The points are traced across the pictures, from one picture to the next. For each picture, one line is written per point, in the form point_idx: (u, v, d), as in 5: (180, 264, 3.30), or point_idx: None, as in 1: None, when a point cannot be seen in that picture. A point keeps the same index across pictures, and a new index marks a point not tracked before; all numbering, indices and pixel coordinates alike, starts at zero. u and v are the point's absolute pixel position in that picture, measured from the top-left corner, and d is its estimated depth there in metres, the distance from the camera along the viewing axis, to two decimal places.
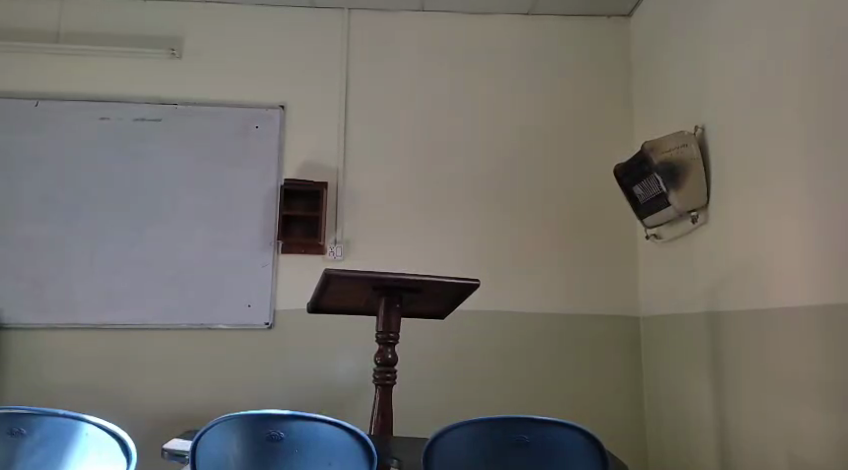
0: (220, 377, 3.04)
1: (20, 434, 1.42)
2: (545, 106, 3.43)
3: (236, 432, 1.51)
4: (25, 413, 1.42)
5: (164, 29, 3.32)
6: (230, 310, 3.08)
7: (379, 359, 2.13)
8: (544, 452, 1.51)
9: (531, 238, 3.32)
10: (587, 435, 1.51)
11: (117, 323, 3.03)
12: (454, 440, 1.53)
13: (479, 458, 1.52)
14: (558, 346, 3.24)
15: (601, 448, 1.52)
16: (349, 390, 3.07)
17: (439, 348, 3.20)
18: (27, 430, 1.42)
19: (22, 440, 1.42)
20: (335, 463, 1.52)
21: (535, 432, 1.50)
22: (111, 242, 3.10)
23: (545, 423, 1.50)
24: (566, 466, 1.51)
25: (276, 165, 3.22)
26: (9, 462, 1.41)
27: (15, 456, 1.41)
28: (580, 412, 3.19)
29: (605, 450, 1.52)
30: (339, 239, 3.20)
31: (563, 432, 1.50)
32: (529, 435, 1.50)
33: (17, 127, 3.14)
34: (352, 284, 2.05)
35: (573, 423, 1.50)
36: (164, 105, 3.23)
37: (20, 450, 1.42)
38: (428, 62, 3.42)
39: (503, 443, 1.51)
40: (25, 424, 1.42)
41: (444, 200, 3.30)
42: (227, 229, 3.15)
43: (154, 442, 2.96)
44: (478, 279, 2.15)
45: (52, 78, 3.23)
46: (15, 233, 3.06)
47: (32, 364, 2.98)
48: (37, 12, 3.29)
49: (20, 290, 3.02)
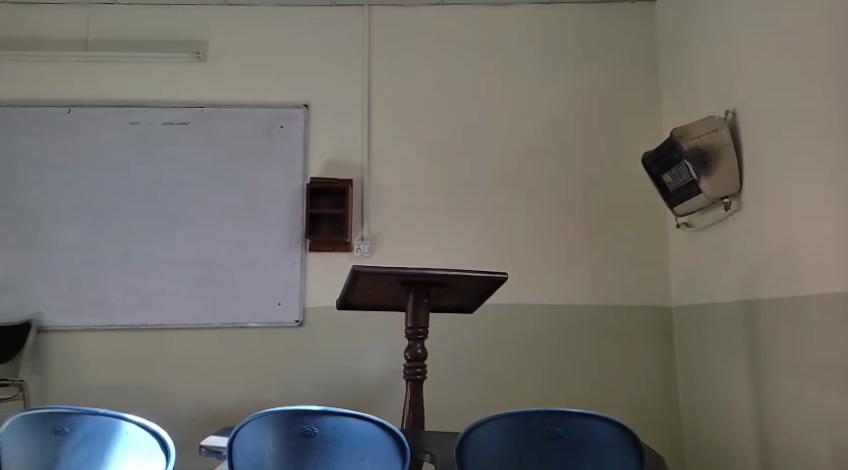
0: (254, 375, 3.09)
1: (63, 433, 1.47)
2: (571, 96, 3.39)
3: (271, 428, 1.53)
4: (66, 413, 1.46)
5: (189, 33, 3.36)
6: (261, 308, 3.13)
7: (409, 354, 2.15)
8: (576, 445, 1.50)
9: (559, 230, 3.29)
10: (621, 430, 1.49)
11: (152, 323, 3.10)
12: (487, 435, 1.52)
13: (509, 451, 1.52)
14: (589, 339, 3.22)
15: (636, 440, 1.50)
16: (381, 385, 3.09)
17: (469, 342, 3.20)
18: (68, 429, 1.47)
19: (66, 438, 1.47)
20: (367, 458, 1.54)
21: (568, 425, 1.49)
22: (143, 245, 3.16)
23: (577, 415, 1.48)
24: (601, 458, 1.51)
25: (301, 164, 3.24)
26: (55, 460, 1.47)
27: (60, 454, 1.47)
28: (614, 404, 3.16)
29: (640, 441, 1.50)
30: (366, 235, 3.22)
31: (596, 424, 1.49)
32: (562, 428, 1.49)
33: (50, 135, 3.22)
34: (379, 280, 2.07)
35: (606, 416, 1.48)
36: (191, 109, 3.28)
37: (64, 447, 1.47)
38: (450, 55, 3.41)
39: (536, 437, 1.50)
40: (67, 423, 1.47)
41: (471, 194, 3.29)
42: (255, 229, 3.18)
43: (192, 440, 3.03)
44: (506, 273, 2.13)
45: (83, 85, 3.30)
46: (52, 238, 3.15)
47: (72, 365, 3.06)
48: (66, 21, 3.36)
49: (58, 293, 3.10)
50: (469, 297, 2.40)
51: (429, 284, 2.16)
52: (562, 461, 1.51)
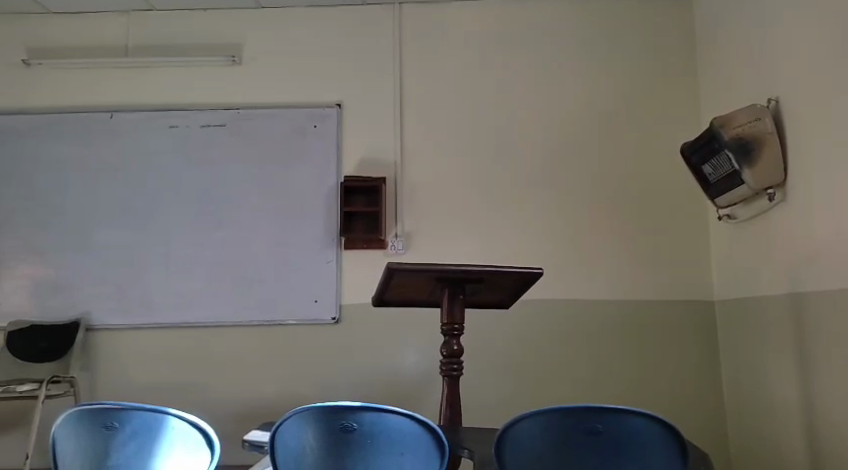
0: (294, 372, 3.14)
1: (113, 428, 1.48)
2: (606, 89, 3.35)
3: (312, 424, 1.50)
4: (115, 408, 1.47)
5: (224, 36, 3.43)
6: (298, 306, 3.18)
7: (445, 351, 2.16)
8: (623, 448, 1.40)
9: (596, 224, 3.25)
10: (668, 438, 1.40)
11: (194, 322, 3.18)
12: (523, 433, 1.42)
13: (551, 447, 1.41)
14: (629, 334, 3.17)
15: (682, 438, 1.39)
16: (418, 381, 3.11)
17: (506, 338, 3.18)
18: (118, 424, 1.48)
19: (116, 433, 1.48)
20: (407, 453, 1.50)
21: (610, 421, 1.39)
22: (184, 245, 3.24)
23: (618, 411, 1.38)
24: (644, 457, 1.40)
25: (335, 163, 3.28)
26: (105, 454, 1.49)
27: (109, 450, 1.49)
28: (655, 401, 3.11)
29: (686, 440, 1.40)
30: (400, 232, 3.23)
31: (639, 421, 1.39)
32: (603, 425, 1.39)
33: (95, 140, 3.33)
34: (414, 277, 2.08)
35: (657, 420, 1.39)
36: (228, 111, 3.34)
37: (114, 442, 1.49)
38: (482, 51, 3.39)
39: (575, 434, 1.40)
40: (116, 418, 1.48)
41: (505, 188, 3.27)
42: (292, 228, 3.23)
43: (234, 436, 3.10)
44: (541, 269, 2.11)
45: (124, 91, 3.39)
46: (98, 239, 3.26)
47: (119, 362, 3.16)
48: (106, 29, 3.45)
49: (105, 294, 3.21)
50: (506, 293, 2.39)
51: (464, 281, 2.16)
52: (603, 461, 1.40)
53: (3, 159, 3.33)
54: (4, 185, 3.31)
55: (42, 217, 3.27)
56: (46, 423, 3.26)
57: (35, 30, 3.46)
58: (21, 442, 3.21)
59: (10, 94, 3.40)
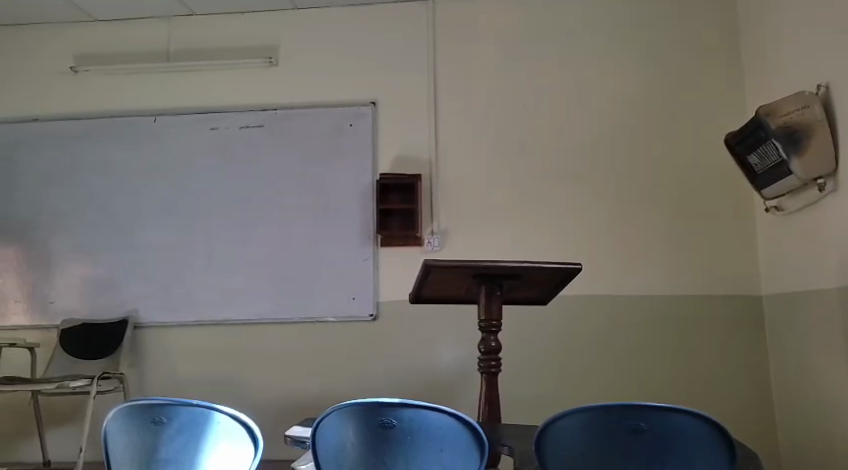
0: (333, 368, 3.18)
1: (162, 423, 1.47)
2: (645, 80, 3.28)
3: (350, 419, 1.45)
4: (162, 404, 1.46)
5: (261, 38, 3.48)
6: (336, 303, 3.22)
7: (483, 348, 2.14)
8: (673, 446, 1.30)
9: (636, 218, 3.19)
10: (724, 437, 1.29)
11: (236, 319, 3.25)
12: (564, 427, 1.34)
13: (594, 444, 1.34)
14: (672, 330, 3.10)
15: (730, 438, 1.29)
16: (457, 377, 3.11)
17: (545, 334, 3.14)
18: (166, 419, 1.47)
19: (164, 427, 1.48)
20: (446, 449, 1.45)
21: (654, 420, 1.28)
22: (225, 244, 3.31)
23: (663, 409, 1.28)
24: (689, 457, 1.31)
25: (370, 161, 3.30)
26: (154, 448, 1.49)
27: (158, 444, 1.49)
28: (700, 398, 3.03)
29: (735, 441, 1.29)
30: (436, 229, 3.23)
31: (685, 420, 1.28)
32: (646, 423, 1.29)
33: (141, 142, 3.43)
34: (451, 273, 2.06)
35: (711, 417, 1.27)
36: (266, 111, 3.40)
37: (162, 436, 1.48)
38: (517, 44, 3.36)
39: (617, 431, 1.31)
40: (164, 413, 1.47)
41: (541, 182, 3.24)
42: (329, 226, 3.27)
43: (277, 430, 3.15)
44: (579, 264, 2.07)
45: (167, 94, 3.49)
46: (144, 239, 3.35)
47: (165, 358, 3.26)
48: (149, 35, 3.55)
49: (151, 292, 3.31)
50: (543, 288, 2.36)
51: (500, 277, 2.13)
52: (645, 459, 1.32)
53: (54, 163, 3.46)
54: (56, 188, 3.44)
55: (92, 218, 3.39)
56: (98, 417, 3.38)
57: (82, 37, 3.59)
58: (75, 435, 3.34)
59: (59, 100, 3.53)
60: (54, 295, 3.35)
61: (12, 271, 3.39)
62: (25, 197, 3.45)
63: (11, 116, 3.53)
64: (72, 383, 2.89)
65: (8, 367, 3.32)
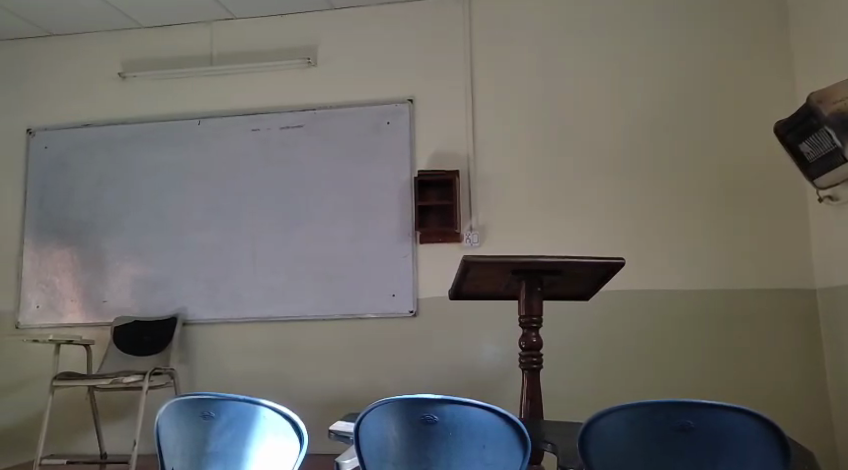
0: (375, 364, 3.21)
1: (210, 417, 1.49)
2: (689, 69, 3.19)
3: (394, 415, 1.41)
4: (211, 399, 1.48)
5: (300, 39, 3.52)
6: (377, 300, 3.24)
7: (524, 344, 2.07)
8: (724, 446, 1.24)
9: (680, 210, 3.11)
10: (779, 438, 1.23)
11: (279, 316, 3.31)
12: (608, 428, 1.29)
13: (638, 443, 1.28)
14: (719, 326, 3.01)
15: (784, 439, 1.23)
16: (498, 374, 3.11)
17: (586, 330, 3.09)
18: (214, 413, 1.48)
19: (213, 422, 1.49)
20: (488, 446, 1.40)
21: (703, 417, 1.23)
22: (268, 243, 3.37)
23: (712, 406, 1.22)
24: (740, 458, 1.24)
25: (409, 158, 3.30)
26: (204, 442, 1.50)
27: (207, 438, 1.50)
28: (750, 395, 2.94)
29: (788, 442, 1.23)
30: (474, 225, 3.23)
31: (734, 418, 1.23)
32: (694, 421, 1.23)
33: (185, 145, 3.53)
34: (491, 269, 2.02)
35: (767, 416, 1.21)
36: (306, 111, 3.44)
37: (212, 431, 1.49)
38: (556, 36, 3.31)
39: (664, 432, 1.25)
40: (213, 408, 1.48)
41: (582, 176, 3.19)
42: (369, 224, 3.29)
43: (321, 425, 3.20)
44: (623, 258, 2.01)
45: (210, 97, 3.57)
46: (191, 239, 3.45)
47: (212, 355, 3.34)
48: (192, 40, 3.64)
49: (198, 290, 3.40)
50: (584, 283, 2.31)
51: (542, 271, 2.06)
52: (694, 461, 1.25)
53: (105, 167, 3.58)
54: (108, 191, 3.56)
55: (141, 219, 3.51)
56: (150, 412, 3.50)
57: (129, 44, 3.70)
58: (129, 429, 3.47)
59: (109, 106, 3.66)
60: (107, 295, 3.47)
61: (68, 272, 3.53)
62: (79, 200, 3.58)
63: (65, 122, 3.68)
64: (125, 378, 2.98)
65: (67, 364, 3.47)
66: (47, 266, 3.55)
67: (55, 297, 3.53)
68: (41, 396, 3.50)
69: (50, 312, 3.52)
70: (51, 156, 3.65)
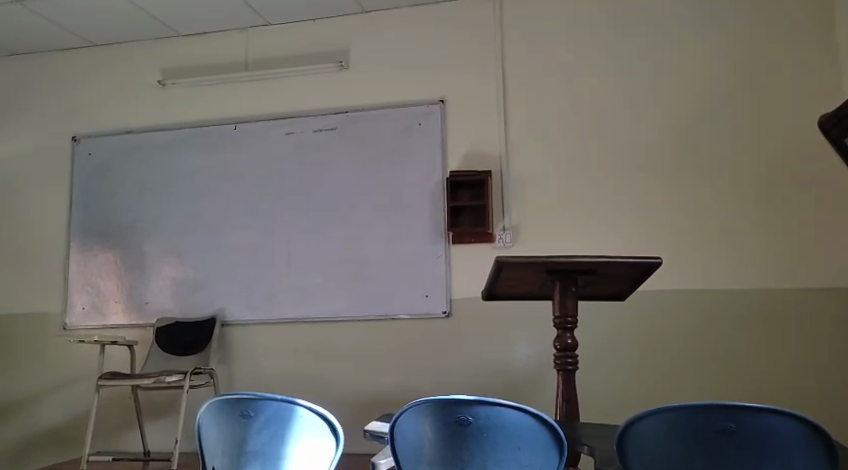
0: (409, 364, 3.22)
1: (249, 416, 1.46)
2: (726, 64, 3.12)
3: (428, 415, 1.36)
4: (249, 397, 1.45)
5: (333, 43, 3.56)
6: (410, 301, 3.25)
7: (558, 345, 1.97)
8: (768, 451, 1.18)
9: (718, 207, 3.04)
10: (824, 438, 1.16)
11: (314, 316, 3.35)
12: (647, 435, 1.24)
13: (680, 450, 1.22)
14: (761, 327, 2.92)
15: (831, 443, 1.16)
16: (532, 375, 3.09)
17: (622, 331, 3.04)
18: (253, 412, 1.46)
19: (252, 421, 1.47)
20: (523, 447, 1.34)
21: (744, 421, 1.17)
22: (303, 244, 3.41)
23: (753, 409, 1.16)
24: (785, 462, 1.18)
25: (440, 158, 3.31)
26: (243, 441, 1.48)
27: (246, 438, 1.47)
28: (794, 398, 2.86)
29: (836, 445, 1.16)
30: (507, 225, 3.21)
31: (778, 420, 1.16)
32: (735, 424, 1.17)
33: (222, 149, 3.60)
34: (523, 272, 1.93)
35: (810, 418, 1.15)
36: (339, 114, 3.48)
37: (250, 429, 1.47)
38: (588, 32, 3.27)
39: (705, 437, 1.19)
40: (251, 407, 1.46)
41: (617, 174, 3.14)
42: (402, 224, 3.31)
43: (357, 426, 3.23)
44: (660, 258, 1.90)
45: (246, 102, 3.64)
46: (229, 241, 3.51)
47: (249, 355, 3.40)
48: (228, 46, 3.71)
49: (236, 291, 3.46)
50: (623, 284, 2.18)
51: (576, 272, 1.96)
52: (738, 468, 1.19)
53: (146, 171, 3.69)
54: (149, 195, 3.66)
55: (180, 222, 3.59)
56: (191, 411, 3.58)
57: (168, 52, 3.79)
58: (171, 428, 3.55)
59: (150, 114, 3.76)
60: (149, 296, 3.57)
61: (112, 274, 3.64)
62: (122, 204, 3.69)
63: (108, 129, 3.79)
64: (168, 377, 3.05)
65: (111, 364, 3.58)
66: (92, 268, 3.67)
67: (100, 298, 3.64)
68: (87, 395, 3.61)
69: (95, 313, 3.63)
70: (95, 162, 3.77)
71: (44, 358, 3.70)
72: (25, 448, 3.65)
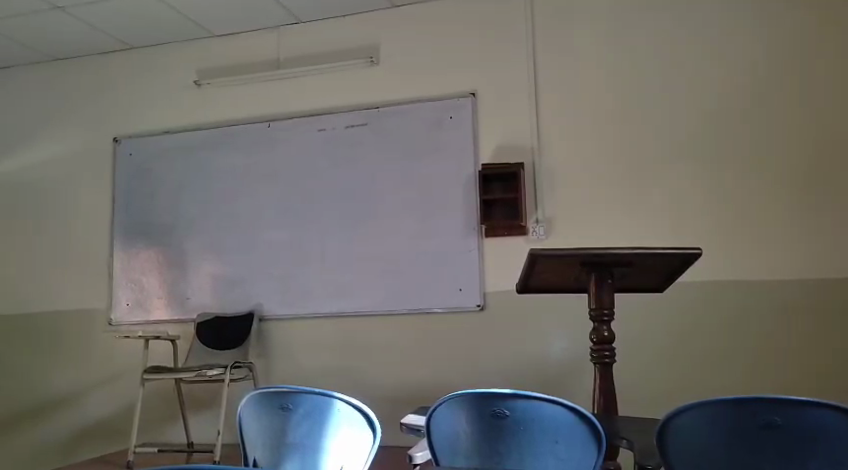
0: (444, 357, 3.23)
1: (288, 409, 1.42)
2: (763, 50, 3.04)
3: (463, 407, 1.32)
4: (288, 391, 1.41)
5: (363, 39, 3.58)
6: (444, 295, 3.26)
7: (594, 337, 1.89)
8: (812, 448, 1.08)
9: (756, 196, 2.98)
10: None
11: (349, 311, 3.38)
12: (682, 434, 1.17)
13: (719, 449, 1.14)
14: (802, 317, 2.88)
15: None
16: (568, 368, 3.07)
17: (660, 322, 3.01)
18: (292, 405, 1.42)
19: (290, 413, 1.43)
20: (562, 441, 1.28)
21: (780, 417, 1.08)
22: (337, 239, 3.45)
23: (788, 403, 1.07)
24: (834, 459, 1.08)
25: (472, 151, 3.30)
26: (283, 434, 1.43)
27: (286, 430, 1.43)
28: (837, 390, 2.81)
29: None
30: (541, 218, 3.19)
31: (818, 415, 1.06)
32: (771, 421, 1.09)
33: (256, 147, 3.65)
34: (556, 262, 1.85)
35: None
36: (371, 110, 3.49)
37: (289, 422, 1.43)
38: (620, 21, 3.22)
39: (741, 434, 1.11)
40: (290, 400, 1.42)
41: (651, 165, 3.10)
42: (435, 218, 3.31)
43: (394, 418, 3.26)
44: (700, 248, 1.80)
45: (279, 99, 3.68)
46: (264, 238, 3.57)
47: (287, 349, 3.46)
48: (260, 45, 3.76)
49: (273, 287, 3.52)
50: (659, 277, 2.14)
51: (612, 263, 1.88)
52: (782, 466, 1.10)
53: (184, 170, 3.76)
54: (187, 194, 3.73)
55: (217, 220, 3.66)
56: (231, 405, 3.65)
57: (202, 53, 3.86)
58: (213, 420, 3.63)
59: (186, 114, 3.83)
60: (189, 292, 3.65)
61: (154, 271, 3.73)
62: (161, 202, 3.78)
63: (147, 130, 3.88)
64: (209, 371, 3.11)
65: (155, 358, 3.67)
66: (135, 265, 3.77)
67: (143, 294, 3.73)
68: (133, 389, 3.72)
69: (139, 309, 3.73)
70: (135, 163, 3.86)
71: (90, 353, 3.81)
72: (74, 440, 3.77)
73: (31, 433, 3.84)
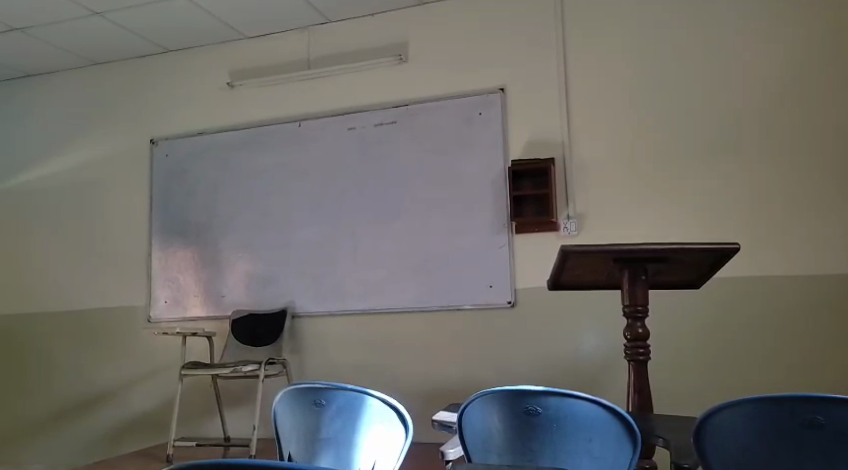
0: (475, 353, 3.24)
1: (321, 405, 1.45)
2: (797, 40, 2.98)
3: (494, 403, 1.32)
4: (322, 386, 1.44)
5: (392, 38, 3.60)
6: (475, 292, 3.26)
7: (628, 334, 1.88)
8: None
9: (792, 190, 2.93)
10: None
11: (380, 308, 3.41)
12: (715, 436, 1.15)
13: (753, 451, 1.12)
14: (843, 313, 2.81)
15: None
16: (601, 364, 3.06)
17: (694, 318, 2.98)
18: (325, 401, 1.45)
19: (324, 409, 1.45)
20: (595, 439, 1.28)
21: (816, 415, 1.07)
22: (367, 237, 3.48)
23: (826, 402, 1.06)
24: None
25: (502, 147, 3.30)
26: (316, 430, 1.46)
27: (319, 426, 1.46)
28: None
29: None
30: (572, 214, 3.18)
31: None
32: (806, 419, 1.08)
33: (287, 146, 3.69)
34: (588, 259, 1.84)
35: None
36: (400, 108, 3.51)
37: (323, 417, 1.45)
38: (650, 14, 3.18)
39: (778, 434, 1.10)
40: (324, 396, 1.45)
41: (683, 159, 3.07)
42: (465, 215, 3.32)
43: (425, 414, 3.28)
44: (738, 244, 1.77)
45: (309, 99, 3.73)
46: (296, 236, 3.61)
47: (320, 345, 3.50)
48: (291, 46, 3.81)
49: (305, 284, 3.56)
50: (694, 273, 2.10)
51: (646, 260, 1.86)
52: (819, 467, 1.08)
53: (217, 170, 3.83)
54: (220, 193, 3.80)
55: (250, 218, 3.72)
56: (265, 401, 3.71)
57: (234, 54, 3.92)
58: (248, 416, 3.69)
59: (220, 114, 3.90)
60: (224, 290, 3.71)
61: (190, 270, 3.80)
62: (196, 202, 3.85)
63: (182, 131, 3.96)
64: (244, 367, 3.17)
65: (192, 355, 3.75)
66: (172, 264, 3.85)
67: (180, 292, 3.81)
68: (171, 385, 3.80)
69: (176, 307, 3.81)
70: (170, 163, 3.94)
71: (130, 350, 3.91)
72: (115, 435, 3.87)
73: (74, 428, 3.95)
